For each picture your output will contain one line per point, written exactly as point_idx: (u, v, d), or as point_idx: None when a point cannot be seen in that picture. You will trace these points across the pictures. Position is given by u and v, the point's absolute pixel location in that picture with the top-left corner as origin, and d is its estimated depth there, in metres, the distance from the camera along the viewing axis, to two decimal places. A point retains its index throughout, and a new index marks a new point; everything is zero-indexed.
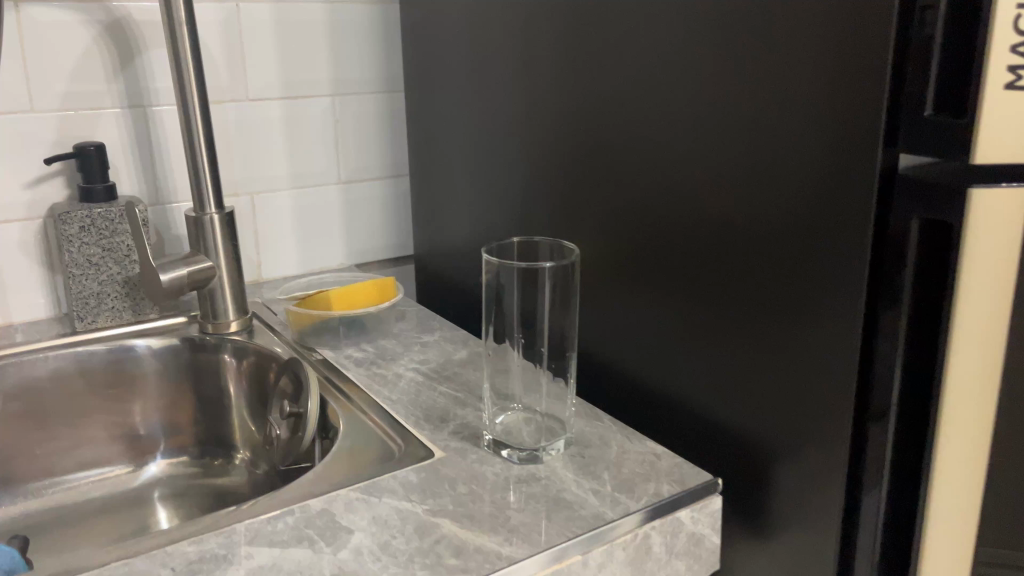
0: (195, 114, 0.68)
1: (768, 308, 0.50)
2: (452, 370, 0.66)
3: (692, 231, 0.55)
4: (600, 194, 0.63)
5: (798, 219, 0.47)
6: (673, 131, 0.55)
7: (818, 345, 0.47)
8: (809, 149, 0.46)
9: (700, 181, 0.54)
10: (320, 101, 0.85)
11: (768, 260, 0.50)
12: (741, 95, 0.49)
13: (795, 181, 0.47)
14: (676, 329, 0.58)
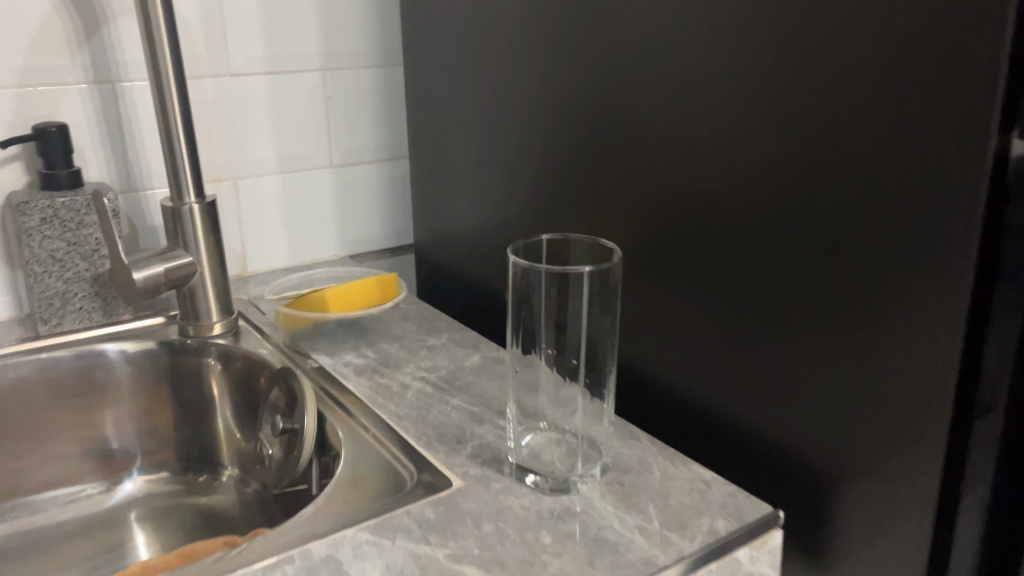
0: (169, 90, 0.60)
1: (839, 313, 0.44)
2: (464, 380, 0.59)
3: (742, 224, 0.48)
4: (629, 181, 0.56)
5: (881, 212, 0.40)
6: (721, 112, 0.48)
7: (902, 360, 0.41)
8: (899, 131, 0.39)
9: (753, 167, 0.46)
10: (309, 76, 0.77)
11: (840, 260, 0.43)
12: (809, 69, 0.42)
13: (878, 168, 0.40)
14: (721, 336, 0.51)
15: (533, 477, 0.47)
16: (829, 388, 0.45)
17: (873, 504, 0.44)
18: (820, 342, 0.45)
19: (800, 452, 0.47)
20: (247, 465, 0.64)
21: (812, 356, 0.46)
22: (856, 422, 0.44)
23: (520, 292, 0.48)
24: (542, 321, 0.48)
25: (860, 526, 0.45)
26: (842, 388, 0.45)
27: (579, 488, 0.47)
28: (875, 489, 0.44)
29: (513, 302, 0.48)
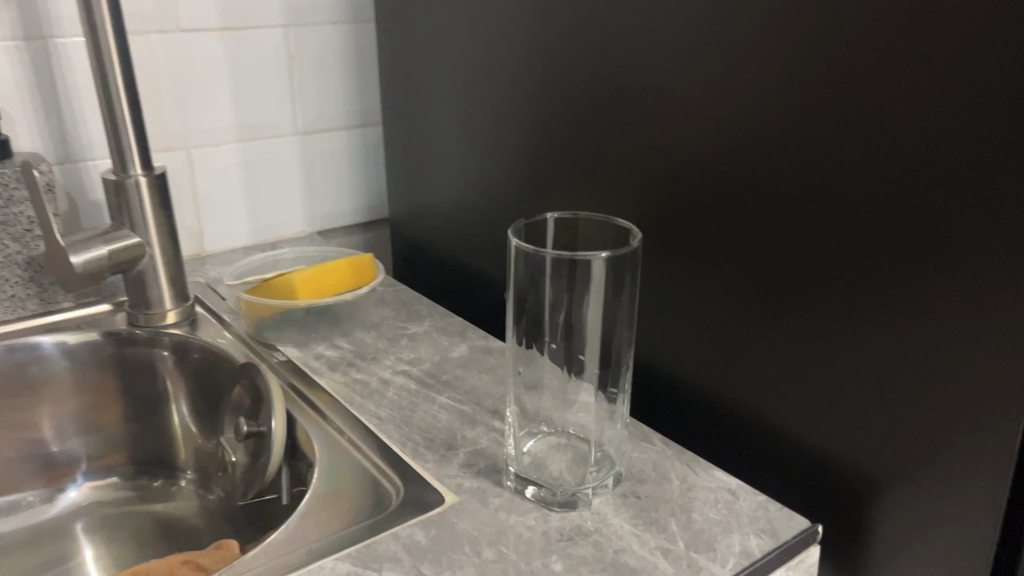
0: (108, 48, 0.52)
1: (893, 290, 0.39)
2: (452, 373, 0.53)
3: (779, 188, 0.42)
4: (645, 149, 0.50)
5: (950, 174, 0.35)
6: (756, 65, 0.42)
7: (966, 354, 0.37)
8: (976, 83, 0.33)
9: (795, 125, 0.41)
10: (270, 33, 0.69)
11: (892, 239, 0.38)
12: (867, 21, 0.37)
13: (947, 122, 0.35)
14: (753, 314, 0.46)
15: (533, 488, 0.41)
16: (878, 373, 0.40)
17: (922, 515, 0.39)
18: (871, 321, 0.40)
19: (840, 445, 0.43)
20: (208, 469, 0.58)
21: (858, 337, 0.41)
22: (909, 412, 0.39)
23: (523, 281, 0.41)
24: (548, 314, 0.42)
25: (908, 536, 0.40)
26: (892, 375, 0.40)
27: (590, 501, 0.41)
28: (927, 493, 0.39)
29: (512, 292, 0.42)
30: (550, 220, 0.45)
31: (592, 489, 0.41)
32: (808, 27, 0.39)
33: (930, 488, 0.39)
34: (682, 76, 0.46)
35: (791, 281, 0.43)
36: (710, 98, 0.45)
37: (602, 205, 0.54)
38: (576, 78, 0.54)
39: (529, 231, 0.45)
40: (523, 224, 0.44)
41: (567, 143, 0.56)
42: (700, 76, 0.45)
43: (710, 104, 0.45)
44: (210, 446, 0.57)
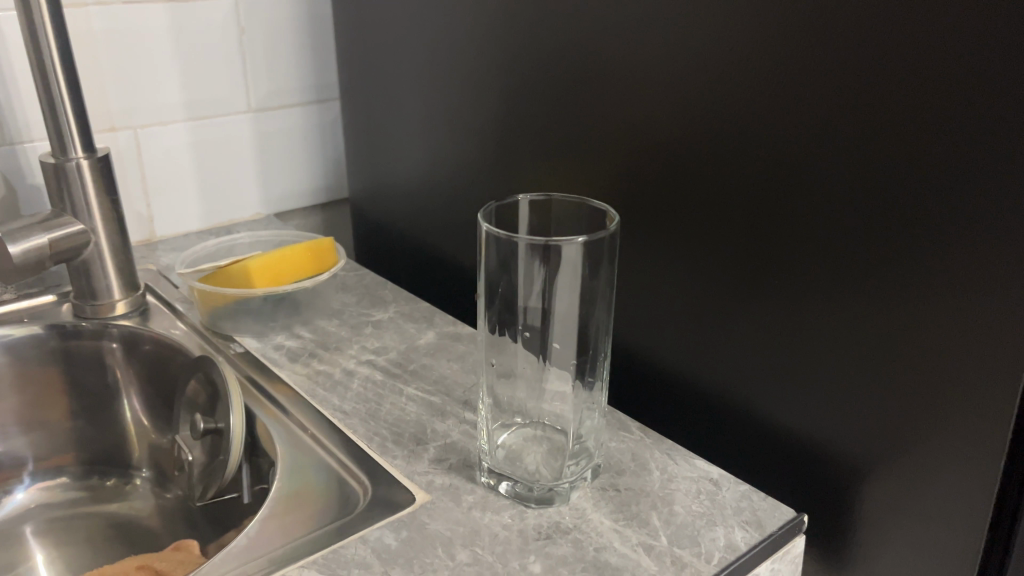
0: (41, 19, 0.48)
1: (880, 263, 0.37)
2: (419, 362, 0.51)
3: (759, 159, 0.40)
4: (619, 124, 0.47)
5: (932, 148, 0.34)
6: (735, 32, 0.40)
7: (951, 335, 0.35)
8: (960, 54, 0.32)
9: (776, 93, 0.39)
10: (218, 6, 0.66)
11: (871, 217, 0.37)
12: None
13: (937, 82, 0.33)
14: (733, 295, 0.44)
15: (507, 484, 0.40)
16: (863, 351, 0.39)
17: (910, 501, 0.38)
18: (857, 297, 0.38)
19: (824, 428, 0.41)
20: (163, 467, 0.55)
21: (834, 317, 0.39)
22: (897, 390, 0.38)
23: (494, 266, 0.39)
24: (522, 300, 0.40)
25: (895, 522, 0.39)
26: (871, 357, 0.38)
27: (567, 494, 0.39)
28: (914, 478, 0.38)
29: (484, 279, 0.40)
30: (523, 202, 0.43)
31: (569, 483, 0.39)
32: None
33: (917, 475, 0.38)
34: (657, 47, 0.44)
35: (766, 260, 0.42)
36: (688, 71, 0.42)
37: (573, 183, 0.52)
38: (545, 50, 0.51)
39: (499, 213, 0.42)
40: (494, 207, 0.42)
41: (536, 119, 0.53)
42: (675, 47, 0.43)
43: (687, 76, 0.43)
44: (165, 443, 0.54)
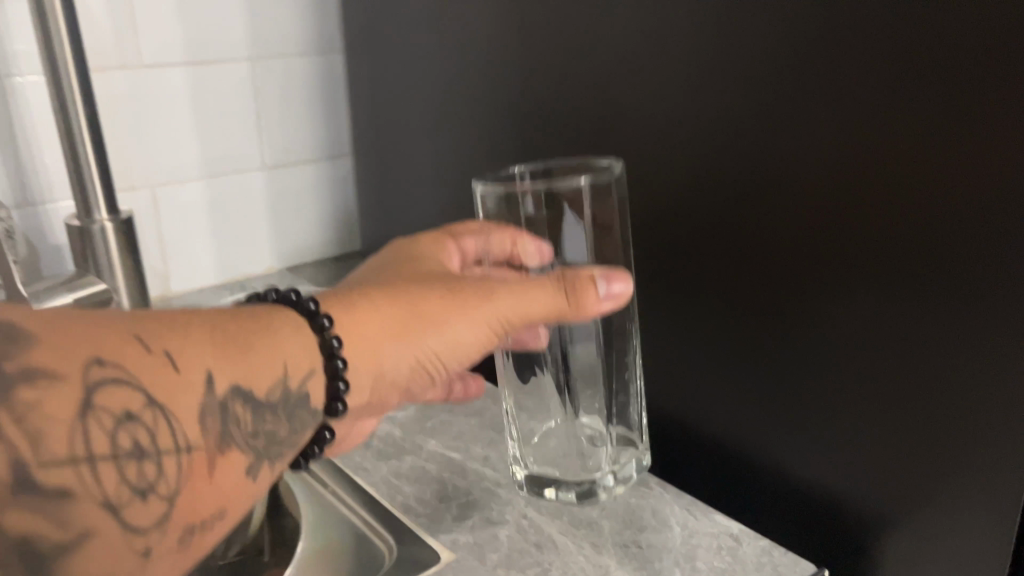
0: (70, 83, 0.50)
1: (885, 317, 0.38)
2: (438, 421, 0.52)
3: (783, 216, 0.41)
4: (630, 189, 0.49)
5: (935, 212, 0.35)
6: (748, 97, 0.41)
7: (959, 393, 0.36)
8: (966, 125, 0.33)
9: (796, 153, 0.40)
10: (235, 67, 0.67)
11: (877, 273, 0.38)
12: (862, 61, 0.36)
13: (948, 140, 0.34)
14: (759, 350, 0.44)
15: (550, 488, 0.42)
16: (878, 403, 0.39)
17: (931, 556, 0.39)
18: (887, 351, 0.38)
19: (843, 482, 0.42)
20: None
21: (841, 370, 0.41)
22: (925, 447, 0.38)
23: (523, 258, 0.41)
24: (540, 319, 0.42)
25: None
26: (879, 410, 0.40)
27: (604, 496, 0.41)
28: (935, 531, 0.39)
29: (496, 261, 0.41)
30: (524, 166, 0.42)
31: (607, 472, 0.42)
32: (801, 67, 0.38)
33: (940, 530, 0.38)
34: (666, 117, 0.45)
35: (775, 312, 0.43)
36: (705, 135, 0.44)
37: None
38: (552, 119, 0.53)
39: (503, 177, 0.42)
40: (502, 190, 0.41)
41: None
42: (682, 116, 0.44)
43: (693, 143, 0.44)
44: None
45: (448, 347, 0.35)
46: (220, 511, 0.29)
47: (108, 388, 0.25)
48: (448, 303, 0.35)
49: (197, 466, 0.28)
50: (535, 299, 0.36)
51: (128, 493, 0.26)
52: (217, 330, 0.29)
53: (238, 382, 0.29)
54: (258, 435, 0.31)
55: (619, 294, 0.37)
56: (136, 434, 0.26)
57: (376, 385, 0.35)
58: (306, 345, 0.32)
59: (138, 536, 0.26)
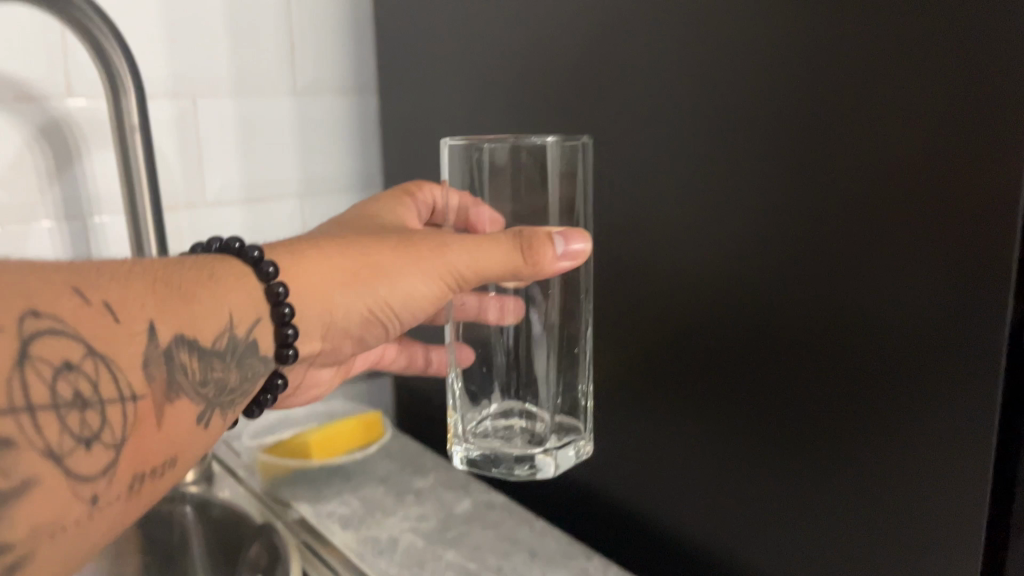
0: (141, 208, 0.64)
1: (857, 436, 0.43)
2: (457, 530, 0.58)
3: (766, 320, 0.46)
4: (623, 327, 0.57)
5: (888, 343, 0.40)
6: (718, 247, 0.49)
7: (922, 505, 0.40)
8: (903, 269, 0.39)
9: (771, 295, 0.46)
10: (287, 203, 0.82)
11: (847, 396, 0.43)
12: (807, 220, 0.43)
13: (892, 284, 0.40)
14: (755, 446, 0.49)
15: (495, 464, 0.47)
16: (857, 516, 0.44)
17: None
18: (858, 440, 0.43)
19: None
20: None
21: (823, 487, 0.45)
22: (897, 556, 0.42)
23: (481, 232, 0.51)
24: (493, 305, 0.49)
25: None
26: (858, 523, 0.43)
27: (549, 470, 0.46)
28: None
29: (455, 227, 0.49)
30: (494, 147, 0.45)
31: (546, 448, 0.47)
32: (745, 221, 0.47)
33: None
34: (648, 265, 0.54)
35: (765, 434, 0.48)
36: (682, 274, 0.51)
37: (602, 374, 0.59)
38: None
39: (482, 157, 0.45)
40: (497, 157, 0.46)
41: None
42: (659, 263, 0.53)
43: (668, 285, 0.53)
44: None
45: (394, 292, 0.45)
46: (166, 454, 0.37)
47: (43, 340, 0.31)
48: (401, 259, 0.44)
49: (138, 416, 0.35)
50: (497, 254, 0.43)
51: (69, 444, 0.31)
52: (168, 284, 0.37)
53: (184, 334, 0.36)
54: (209, 386, 0.39)
55: (577, 254, 0.43)
56: (72, 380, 0.31)
57: (331, 324, 0.45)
58: (254, 290, 0.41)
59: (76, 481, 0.32)
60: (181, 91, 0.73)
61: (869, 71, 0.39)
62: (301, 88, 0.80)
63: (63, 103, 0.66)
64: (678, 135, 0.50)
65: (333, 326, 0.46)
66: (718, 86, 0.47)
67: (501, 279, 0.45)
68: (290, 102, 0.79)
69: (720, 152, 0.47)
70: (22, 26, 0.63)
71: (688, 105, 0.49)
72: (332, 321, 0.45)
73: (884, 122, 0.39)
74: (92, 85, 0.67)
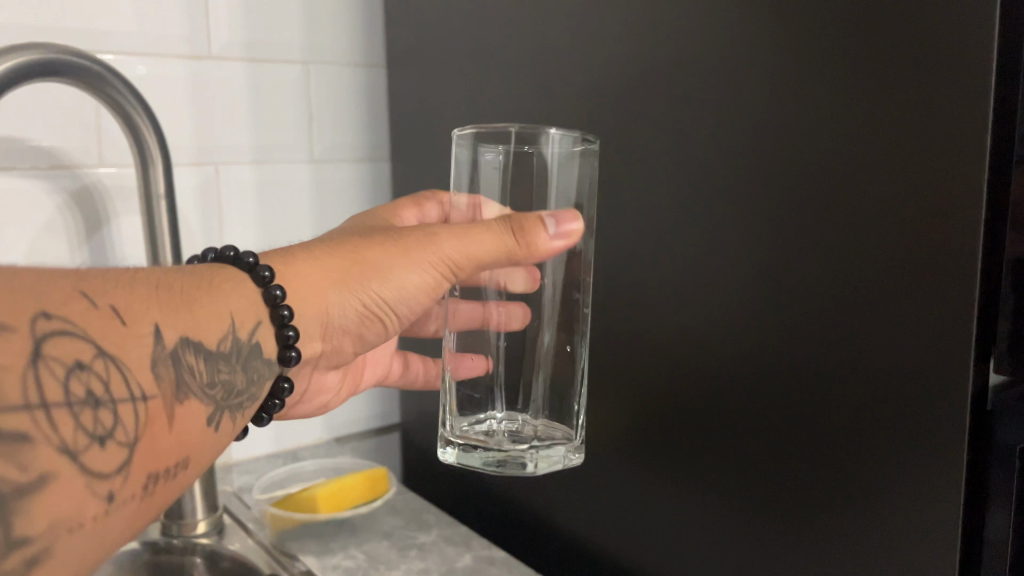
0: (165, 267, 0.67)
1: (828, 496, 0.45)
2: None
3: (748, 386, 0.49)
4: (615, 385, 0.60)
5: (855, 407, 0.43)
6: (700, 313, 0.52)
7: (893, 560, 0.43)
8: (868, 340, 0.42)
9: (748, 363, 0.49)
10: None
11: (818, 458, 0.46)
12: (778, 294, 0.47)
13: (857, 353, 0.43)
14: (738, 509, 0.51)
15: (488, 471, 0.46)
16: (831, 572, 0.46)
17: None
18: (834, 500, 0.45)
19: None
20: None
21: (800, 545, 0.48)
22: None
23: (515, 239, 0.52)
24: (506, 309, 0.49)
25: None
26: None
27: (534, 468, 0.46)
28: None
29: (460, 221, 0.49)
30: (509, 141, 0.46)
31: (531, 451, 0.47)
32: (724, 289, 0.50)
33: None
34: (638, 326, 0.58)
35: (744, 495, 0.50)
36: (671, 342, 0.55)
37: (598, 438, 0.62)
38: None
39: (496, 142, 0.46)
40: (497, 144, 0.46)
41: None
42: (648, 324, 0.57)
43: (655, 345, 0.56)
44: None
45: (385, 288, 0.48)
46: (175, 455, 0.39)
47: (55, 339, 0.32)
48: (388, 250, 0.47)
49: (150, 415, 0.36)
50: (487, 243, 0.45)
51: (82, 439, 0.32)
52: (170, 292, 0.39)
53: (186, 335, 0.39)
54: (215, 386, 0.41)
55: (570, 240, 0.44)
56: (81, 378, 0.32)
57: (327, 320, 0.50)
58: (250, 294, 0.45)
59: (90, 477, 0.32)
60: (206, 159, 0.77)
61: (837, 158, 0.43)
62: (318, 157, 0.85)
63: (94, 170, 0.70)
64: (664, 204, 0.54)
65: (327, 323, 0.50)
66: (701, 164, 0.51)
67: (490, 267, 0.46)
68: (308, 169, 0.84)
69: (705, 228, 0.51)
70: (61, 99, 0.68)
71: (677, 184, 0.53)
72: (326, 317, 0.50)
73: (847, 203, 0.43)
74: (123, 155, 0.71)
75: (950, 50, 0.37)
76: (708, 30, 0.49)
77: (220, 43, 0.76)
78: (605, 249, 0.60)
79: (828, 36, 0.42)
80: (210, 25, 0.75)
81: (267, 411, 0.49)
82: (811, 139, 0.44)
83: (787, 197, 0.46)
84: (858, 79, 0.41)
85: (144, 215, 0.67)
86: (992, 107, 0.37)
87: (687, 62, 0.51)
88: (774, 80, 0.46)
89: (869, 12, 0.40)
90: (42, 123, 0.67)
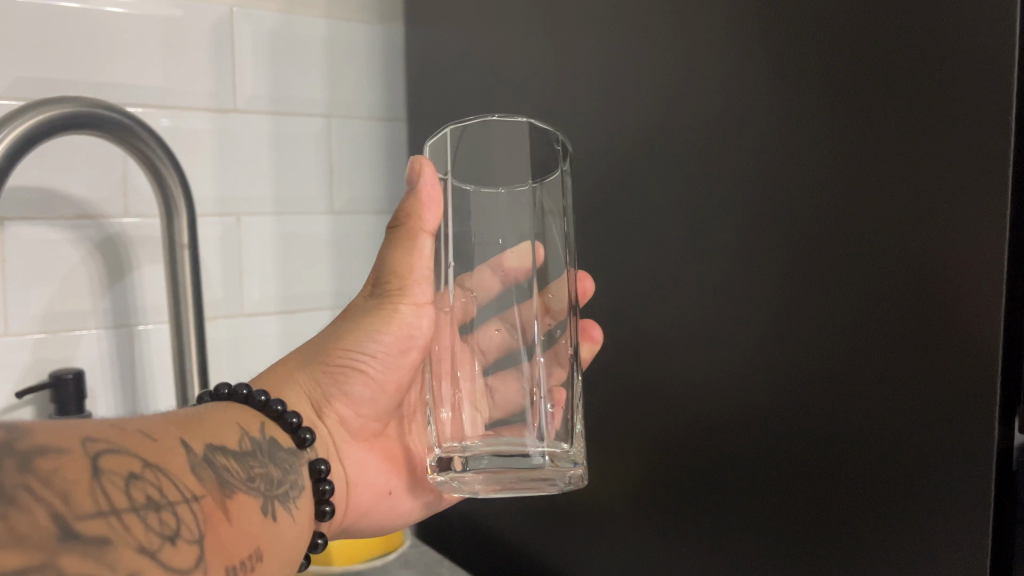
0: (185, 307, 0.68)
1: (847, 538, 0.45)
2: None
3: (769, 444, 0.49)
4: (631, 437, 0.60)
5: (873, 447, 0.43)
6: (716, 361, 0.52)
7: None
8: (885, 378, 0.42)
9: (764, 407, 0.49)
10: (320, 314, 0.86)
11: (837, 498, 0.45)
12: (799, 339, 0.47)
13: (874, 392, 0.43)
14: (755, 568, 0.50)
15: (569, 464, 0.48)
16: None
17: None
18: (867, 562, 0.44)
19: None
20: None
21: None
22: None
23: (584, 352, 0.60)
24: (523, 393, 0.51)
25: None
26: None
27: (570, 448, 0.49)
28: None
29: (469, 245, 0.51)
30: (469, 138, 0.50)
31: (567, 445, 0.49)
32: (740, 340, 0.50)
33: None
34: (655, 379, 0.57)
35: (765, 538, 0.49)
36: (690, 396, 0.54)
37: (613, 496, 0.61)
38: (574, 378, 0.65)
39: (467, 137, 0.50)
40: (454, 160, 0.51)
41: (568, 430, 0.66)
42: (666, 379, 0.56)
43: (671, 399, 0.56)
44: None
45: (351, 333, 0.55)
46: (244, 548, 0.41)
47: (106, 456, 0.34)
48: (342, 319, 0.57)
49: (209, 511, 0.39)
50: (398, 245, 0.53)
51: (156, 541, 0.33)
52: (179, 419, 0.44)
53: (208, 442, 0.43)
54: (255, 479, 0.45)
55: (434, 178, 0.52)
56: (139, 487, 0.34)
57: (312, 395, 0.56)
58: (248, 413, 0.50)
59: (176, 569, 0.33)
60: (228, 210, 0.78)
61: (856, 207, 0.43)
62: (339, 209, 0.86)
63: (118, 219, 0.71)
64: (679, 258, 0.54)
65: (314, 398, 0.56)
66: (719, 218, 0.51)
67: (430, 258, 0.54)
68: (328, 221, 0.86)
69: (723, 283, 0.51)
70: (90, 152, 0.69)
71: (694, 239, 0.53)
72: (312, 394, 0.56)
73: (862, 243, 0.43)
74: (148, 206, 0.73)
75: (972, 112, 0.38)
76: (722, 88, 0.50)
77: (244, 98, 0.78)
78: (629, 306, 0.60)
79: (846, 93, 0.43)
80: (236, 81, 0.77)
81: (326, 500, 0.52)
82: (828, 194, 0.44)
83: (803, 254, 0.46)
84: (877, 134, 0.42)
85: (168, 267, 0.68)
86: (1013, 162, 0.37)
87: (706, 120, 0.51)
88: (791, 139, 0.46)
89: (886, 74, 0.41)
90: (71, 174, 0.68)
